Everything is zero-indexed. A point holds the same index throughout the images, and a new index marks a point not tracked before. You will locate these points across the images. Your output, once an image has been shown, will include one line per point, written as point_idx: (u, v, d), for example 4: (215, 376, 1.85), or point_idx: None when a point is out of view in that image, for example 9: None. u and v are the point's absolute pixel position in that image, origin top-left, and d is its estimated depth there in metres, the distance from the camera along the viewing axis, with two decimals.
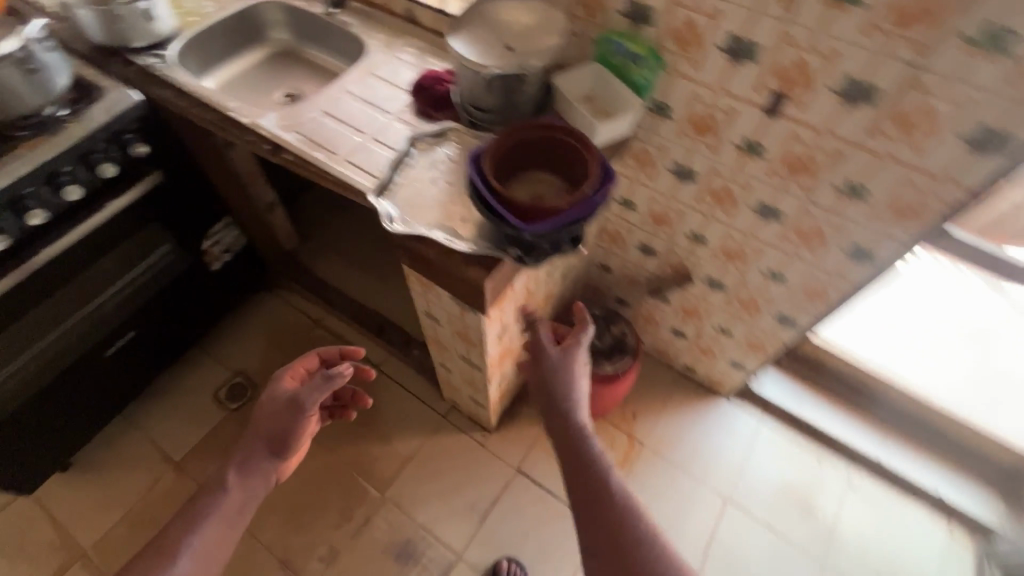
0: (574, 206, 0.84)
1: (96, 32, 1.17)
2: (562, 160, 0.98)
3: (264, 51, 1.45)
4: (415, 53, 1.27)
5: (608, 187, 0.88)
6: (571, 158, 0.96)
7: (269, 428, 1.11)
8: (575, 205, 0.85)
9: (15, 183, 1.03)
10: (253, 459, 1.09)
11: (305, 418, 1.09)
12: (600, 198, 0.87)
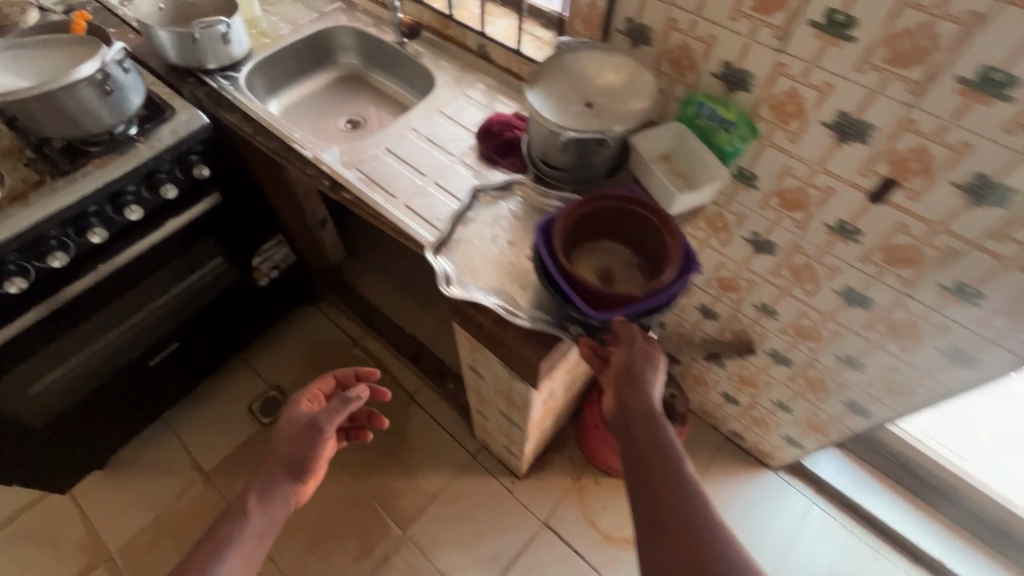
0: (650, 298, 0.79)
1: (172, 53, 1.17)
2: (637, 232, 0.92)
3: (332, 75, 1.43)
4: (484, 91, 1.23)
5: (687, 277, 0.83)
6: (647, 233, 0.90)
7: (287, 452, 1.03)
8: (652, 296, 0.80)
9: (81, 202, 1.05)
10: (274, 480, 1.00)
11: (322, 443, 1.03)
12: (678, 290, 0.81)
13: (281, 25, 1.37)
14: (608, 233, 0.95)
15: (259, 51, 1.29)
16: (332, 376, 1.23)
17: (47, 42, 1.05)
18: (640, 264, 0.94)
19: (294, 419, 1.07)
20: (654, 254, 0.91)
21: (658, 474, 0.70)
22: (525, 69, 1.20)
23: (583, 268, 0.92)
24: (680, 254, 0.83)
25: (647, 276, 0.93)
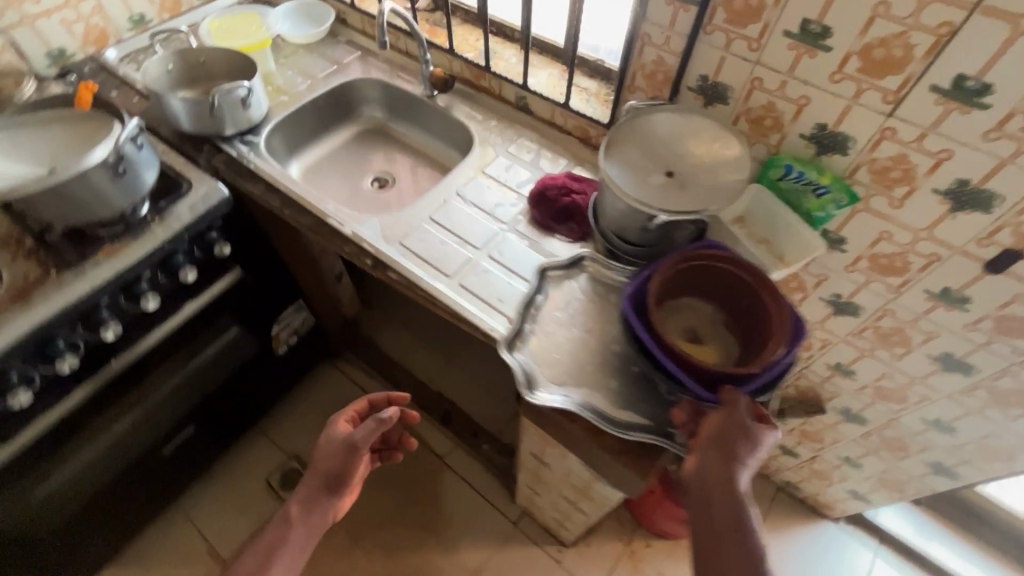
0: (761, 368, 0.72)
1: (185, 120, 1.06)
2: (725, 290, 0.84)
3: (354, 129, 1.34)
4: (528, 148, 1.14)
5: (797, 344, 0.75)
6: (739, 292, 0.83)
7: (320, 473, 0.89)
8: (762, 366, 0.72)
9: (92, 294, 0.93)
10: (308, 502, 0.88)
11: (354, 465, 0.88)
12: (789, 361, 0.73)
13: (299, 81, 1.27)
14: (691, 290, 0.87)
15: (277, 111, 1.19)
16: (365, 400, 1.04)
17: (51, 119, 0.94)
18: (727, 321, 0.86)
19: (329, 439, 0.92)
20: (746, 313, 0.83)
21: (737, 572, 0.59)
22: (572, 123, 1.12)
23: (670, 331, 0.84)
24: (787, 316, 0.75)
25: (738, 336, 0.85)
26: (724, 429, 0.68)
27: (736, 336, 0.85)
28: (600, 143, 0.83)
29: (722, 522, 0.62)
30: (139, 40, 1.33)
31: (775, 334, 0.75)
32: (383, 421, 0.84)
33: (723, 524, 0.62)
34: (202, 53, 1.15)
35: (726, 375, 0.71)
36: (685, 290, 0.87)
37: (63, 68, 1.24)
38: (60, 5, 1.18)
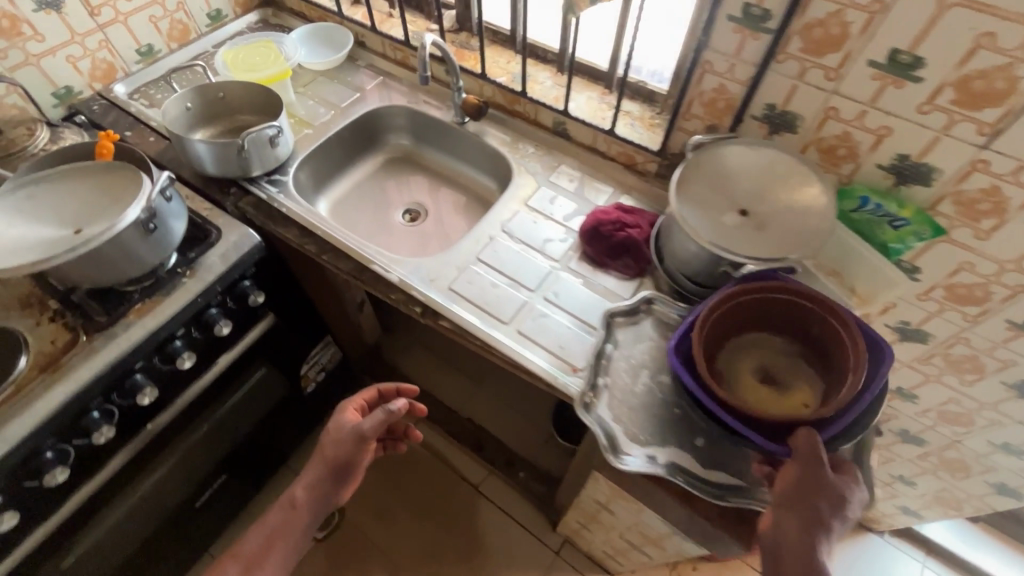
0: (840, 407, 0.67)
1: (209, 164, 0.99)
2: (795, 321, 0.79)
3: (380, 158, 1.28)
4: (569, 177, 1.09)
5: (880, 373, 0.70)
6: (807, 322, 0.78)
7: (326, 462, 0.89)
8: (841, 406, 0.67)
9: (125, 358, 0.87)
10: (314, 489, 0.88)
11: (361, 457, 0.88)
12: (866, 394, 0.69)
13: (322, 111, 1.21)
14: (757, 324, 0.82)
15: (303, 146, 1.14)
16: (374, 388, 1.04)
17: (66, 171, 0.87)
18: (805, 353, 0.81)
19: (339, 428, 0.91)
20: (821, 343, 0.78)
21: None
22: (615, 149, 1.07)
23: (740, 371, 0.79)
24: (864, 349, 0.71)
25: (818, 371, 0.79)
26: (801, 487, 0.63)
27: (816, 368, 0.80)
28: (671, 180, 0.79)
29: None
30: (148, 73, 1.26)
31: (854, 367, 0.71)
32: (392, 413, 0.83)
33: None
34: (222, 87, 1.08)
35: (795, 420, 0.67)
36: (749, 325, 0.82)
37: (70, 107, 1.17)
38: (66, 42, 1.11)
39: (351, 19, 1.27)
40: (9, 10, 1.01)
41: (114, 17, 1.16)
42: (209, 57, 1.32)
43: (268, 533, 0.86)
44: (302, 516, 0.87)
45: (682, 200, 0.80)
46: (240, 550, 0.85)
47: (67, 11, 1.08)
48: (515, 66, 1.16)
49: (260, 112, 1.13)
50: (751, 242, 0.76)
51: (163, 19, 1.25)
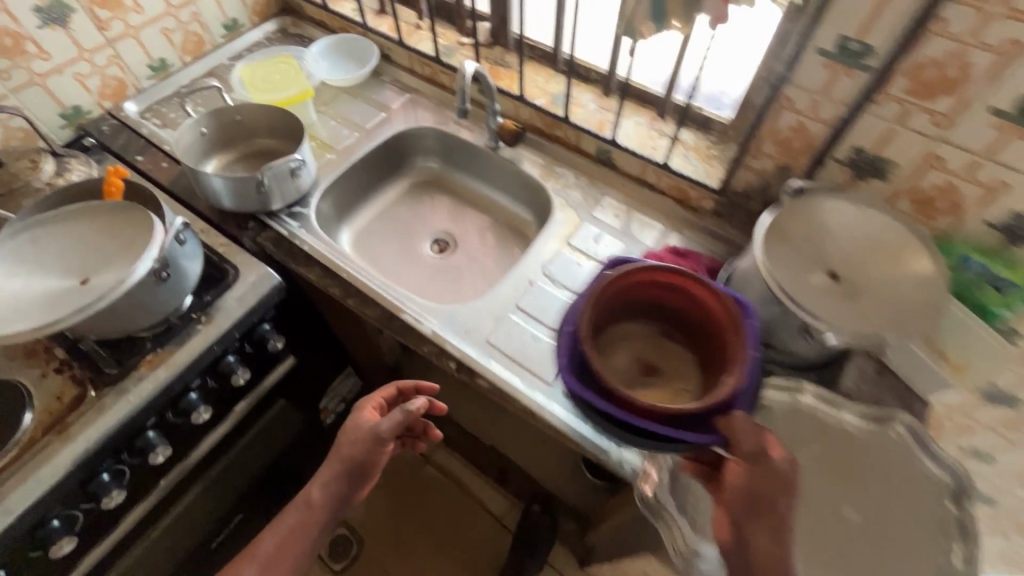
0: (742, 369, 0.66)
1: (226, 199, 0.91)
2: (650, 302, 0.80)
3: (406, 183, 1.19)
4: (614, 211, 1.00)
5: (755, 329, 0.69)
6: (664, 298, 0.78)
7: (343, 458, 0.80)
8: (740, 367, 0.66)
9: (137, 416, 0.80)
10: (331, 486, 0.80)
11: (378, 456, 0.80)
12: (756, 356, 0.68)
13: (345, 133, 1.12)
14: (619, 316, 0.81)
15: (325, 174, 1.05)
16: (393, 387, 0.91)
17: (71, 212, 0.80)
18: (669, 329, 0.82)
19: (355, 425, 0.82)
20: (677, 316, 0.79)
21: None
22: (667, 182, 0.97)
23: (618, 371, 0.78)
24: (732, 305, 0.70)
25: (684, 339, 0.81)
26: (764, 493, 0.55)
27: (680, 342, 0.81)
28: (762, 223, 0.70)
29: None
30: (160, 90, 1.19)
31: (730, 333, 0.70)
32: (411, 412, 0.77)
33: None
34: (238, 110, 1.00)
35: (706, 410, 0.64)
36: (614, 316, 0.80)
37: (79, 128, 1.10)
38: (73, 59, 1.03)
39: (376, 32, 1.19)
40: (11, 27, 0.93)
41: (125, 30, 1.08)
42: (224, 71, 1.24)
43: (280, 540, 0.79)
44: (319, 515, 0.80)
45: (766, 249, 0.71)
46: (254, 549, 0.79)
47: (74, 26, 1.01)
48: (555, 87, 1.07)
49: (279, 136, 1.05)
50: (837, 317, 0.66)
51: (177, 31, 1.17)
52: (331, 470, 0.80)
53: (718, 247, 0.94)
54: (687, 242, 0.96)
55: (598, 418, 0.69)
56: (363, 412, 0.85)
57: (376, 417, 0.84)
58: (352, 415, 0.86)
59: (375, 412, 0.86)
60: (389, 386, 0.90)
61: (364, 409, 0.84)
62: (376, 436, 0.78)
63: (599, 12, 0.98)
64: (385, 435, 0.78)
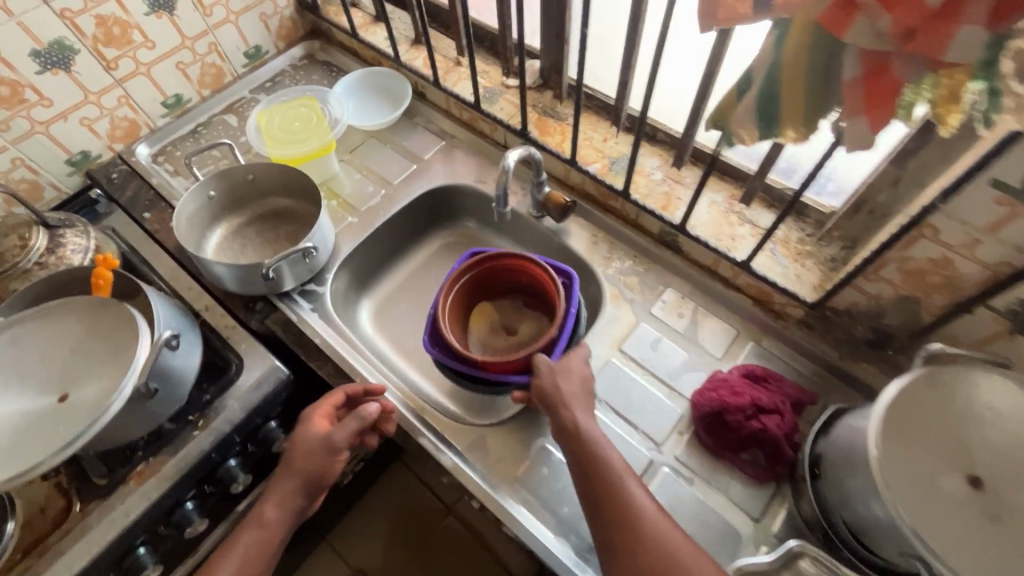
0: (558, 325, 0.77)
1: (233, 284, 0.81)
2: (508, 280, 0.92)
3: (437, 243, 1.05)
4: (675, 307, 0.84)
5: (571, 286, 0.83)
6: (515, 277, 0.91)
7: (299, 472, 0.68)
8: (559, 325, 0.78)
9: (124, 539, 0.71)
10: (285, 499, 0.68)
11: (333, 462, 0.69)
12: (573, 308, 0.80)
13: (369, 189, 0.99)
14: (483, 294, 0.94)
15: (344, 245, 0.93)
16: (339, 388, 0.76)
17: (48, 308, 0.70)
18: (526, 299, 0.95)
19: (305, 436, 0.70)
20: (532, 288, 0.92)
21: (631, 542, 0.57)
22: (744, 280, 0.81)
23: (487, 342, 0.93)
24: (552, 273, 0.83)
25: (539, 308, 0.94)
26: (551, 387, 0.70)
27: (538, 310, 0.95)
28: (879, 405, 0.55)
29: (601, 491, 0.61)
30: (175, 129, 1.08)
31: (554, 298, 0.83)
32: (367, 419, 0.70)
33: (601, 492, 0.61)
34: (250, 169, 0.89)
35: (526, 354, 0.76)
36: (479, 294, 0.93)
37: (87, 175, 1.01)
38: (79, 103, 0.93)
39: (410, 68, 1.04)
40: (7, 76, 0.84)
41: (135, 68, 0.97)
42: (245, 106, 1.12)
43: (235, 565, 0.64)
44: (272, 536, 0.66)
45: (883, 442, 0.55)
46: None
47: (78, 67, 0.90)
48: (614, 148, 0.90)
49: (295, 195, 0.93)
50: (959, 542, 0.51)
51: (193, 65, 1.05)
52: (284, 484, 0.68)
53: (801, 366, 0.78)
54: (766, 357, 0.79)
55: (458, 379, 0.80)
56: (312, 421, 0.72)
57: (329, 424, 0.72)
58: (299, 424, 0.73)
59: (329, 420, 0.73)
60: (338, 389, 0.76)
61: (312, 414, 0.72)
62: (331, 446, 0.68)
63: (674, 71, 0.77)
64: (340, 439, 0.69)
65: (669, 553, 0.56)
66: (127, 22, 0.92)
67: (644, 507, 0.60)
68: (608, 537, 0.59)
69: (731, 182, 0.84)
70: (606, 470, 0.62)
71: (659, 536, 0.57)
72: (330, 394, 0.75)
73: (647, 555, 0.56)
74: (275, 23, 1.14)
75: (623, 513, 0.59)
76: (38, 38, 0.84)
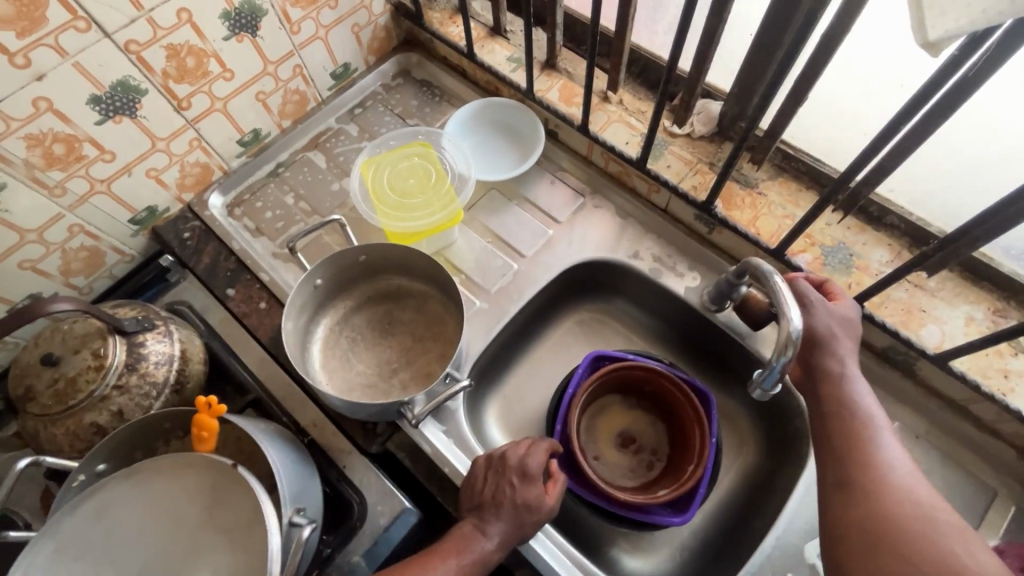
0: (705, 461, 0.68)
1: (358, 412, 0.64)
2: (628, 384, 0.78)
3: (571, 321, 0.86)
4: (907, 448, 0.66)
5: (709, 402, 0.72)
6: (639, 382, 0.77)
7: (525, 509, 0.60)
8: (704, 460, 0.68)
9: None
10: (498, 531, 0.58)
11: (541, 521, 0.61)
12: (716, 432, 0.69)
13: (497, 262, 0.80)
14: (593, 398, 0.78)
15: (476, 340, 0.76)
16: (538, 445, 0.64)
17: (138, 467, 0.54)
18: (642, 400, 0.79)
19: (524, 487, 0.60)
20: (653, 394, 0.77)
21: (862, 480, 0.50)
22: (1010, 428, 0.62)
23: (603, 452, 0.77)
24: (689, 391, 0.71)
25: (656, 411, 0.79)
26: (810, 329, 0.60)
27: (652, 408, 0.79)
28: None
29: (841, 431, 0.55)
30: (252, 171, 0.89)
31: (694, 419, 0.71)
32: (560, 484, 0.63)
33: (837, 434, 0.55)
34: (362, 250, 0.70)
35: (688, 488, 0.67)
36: (594, 399, 0.78)
37: (155, 234, 0.83)
38: (145, 153, 0.75)
39: (546, 104, 0.83)
40: (61, 131, 0.65)
41: (210, 104, 0.78)
42: (332, 139, 0.92)
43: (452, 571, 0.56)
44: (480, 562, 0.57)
45: None
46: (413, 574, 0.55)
47: (146, 111, 0.71)
48: (826, 233, 0.70)
49: (413, 273, 0.75)
50: None
51: (275, 93, 0.85)
52: (505, 527, 0.59)
53: None
54: None
55: (600, 513, 0.70)
56: (536, 466, 0.62)
57: (551, 490, 0.62)
58: (514, 459, 0.62)
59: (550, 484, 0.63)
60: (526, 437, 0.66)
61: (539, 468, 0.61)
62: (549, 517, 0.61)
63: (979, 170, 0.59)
64: (546, 502, 0.61)
65: (919, 513, 0.47)
66: (204, 50, 0.72)
67: (894, 460, 0.51)
68: (835, 473, 0.53)
69: (995, 291, 0.64)
70: (853, 419, 0.55)
71: (912, 493, 0.49)
72: (533, 446, 0.64)
73: (885, 502, 0.48)
74: (368, 35, 0.92)
75: (864, 458, 0.52)
76: (98, 81, 0.65)
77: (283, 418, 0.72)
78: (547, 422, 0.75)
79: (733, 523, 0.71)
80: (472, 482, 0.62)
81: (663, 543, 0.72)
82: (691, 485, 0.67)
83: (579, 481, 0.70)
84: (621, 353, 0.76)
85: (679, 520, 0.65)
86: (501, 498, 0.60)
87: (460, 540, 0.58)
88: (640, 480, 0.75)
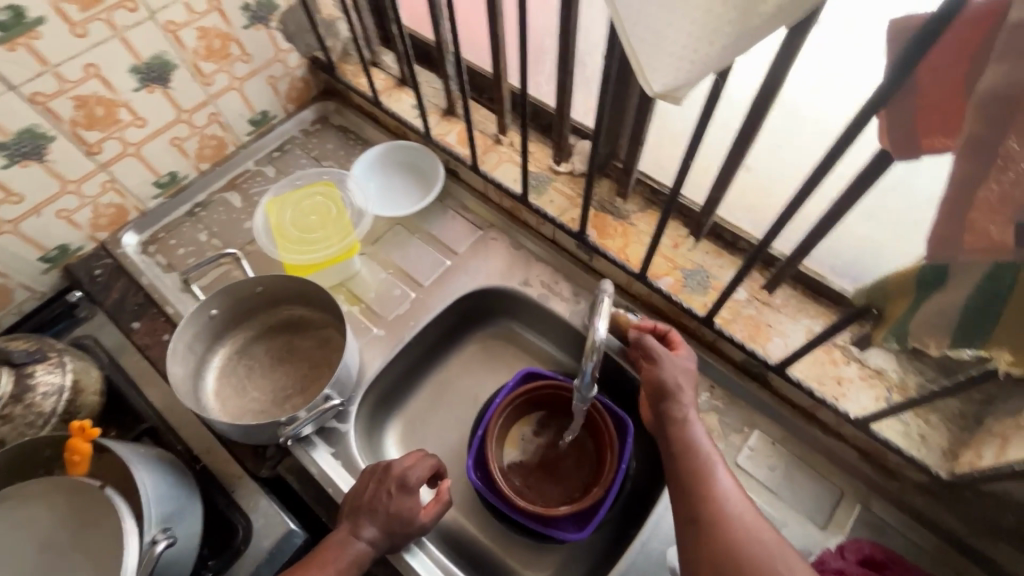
0: (610, 481, 0.70)
1: (243, 436, 0.67)
2: (559, 404, 0.80)
3: (472, 347, 0.90)
4: (766, 454, 0.71)
5: (624, 426, 0.74)
6: (566, 403, 0.79)
7: (398, 522, 0.62)
8: (607, 482, 0.70)
9: None
10: (371, 534, 0.61)
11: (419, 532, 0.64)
12: (626, 458, 0.71)
13: (397, 292, 0.85)
14: (524, 414, 0.81)
15: (371, 365, 0.79)
16: (421, 462, 0.66)
17: (6, 493, 0.56)
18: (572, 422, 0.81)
19: (399, 497, 0.62)
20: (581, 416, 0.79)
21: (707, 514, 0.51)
22: (850, 432, 0.68)
23: (524, 467, 0.79)
24: (606, 412, 0.74)
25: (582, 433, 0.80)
26: (657, 378, 0.63)
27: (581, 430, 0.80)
28: None
29: (689, 469, 0.55)
30: (169, 211, 0.93)
31: (607, 441, 0.73)
32: (442, 500, 0.65)
33: (688, 471, 0.55)
34: (259, 281, 0.75)
35: (588, 505, 0.69)
36: (524, 415, 0.81)
37: (66, 271, 0.86)
38: (55, 194, 0.79)
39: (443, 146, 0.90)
40: None
41: (122, 149, 0.83)
42: (249, 180, 0.98)
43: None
44: (352, 565, 0.60)
45: None
46: None
47: (54, 156, 0.76)
48: (687, 257, 0.77)
49: (312, 303, 0.79)
50: None
51: (191, 138, 0.91)
52: (376, 531, 0.61)
53: (921, 540, 0.65)
54: (879, 527, 0.66)
55: (507, 521, 0.73)
56: (417, 480, 0.63)
57: (433, 506, 0.65)
58: (394, 474, 0.64)
59: (437, 501, 0.65)
60: (417, 451, 0.68)
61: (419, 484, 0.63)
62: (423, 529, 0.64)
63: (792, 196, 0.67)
64: (422, 522, 0.63)
65: (755, 540, 0.49)
66: (113, 100, 0.78)
67: (731, 492, 0.53)
68: (688, 510, 0.53)
69: (829, 306, 0.72)
70: (698, 461, 0.56)
71: (747, 521, 0.51)
72: (419, 460, 0.66)
73: (730, 535, 0.49)
74: (285, 86, 0.99)
75: (716, 514, 0.51)
76: (3, 129, 0.70)
77: (177, 445, 0.74)
78: (473, 431, 0.79)
79: (615, 535, 0.74)
80: (357, 490, 0.65)
81: (549, 556, 0.74)
82: (589, 504, 0.69)
83: (492, 493, 0.73)
84: (555, 373, 0.79)
85: (576, 535, 0.68)
86: (373, 508, 0.62)
87: (335, 546, 0.61)
88: (554, 498, 0.76)
